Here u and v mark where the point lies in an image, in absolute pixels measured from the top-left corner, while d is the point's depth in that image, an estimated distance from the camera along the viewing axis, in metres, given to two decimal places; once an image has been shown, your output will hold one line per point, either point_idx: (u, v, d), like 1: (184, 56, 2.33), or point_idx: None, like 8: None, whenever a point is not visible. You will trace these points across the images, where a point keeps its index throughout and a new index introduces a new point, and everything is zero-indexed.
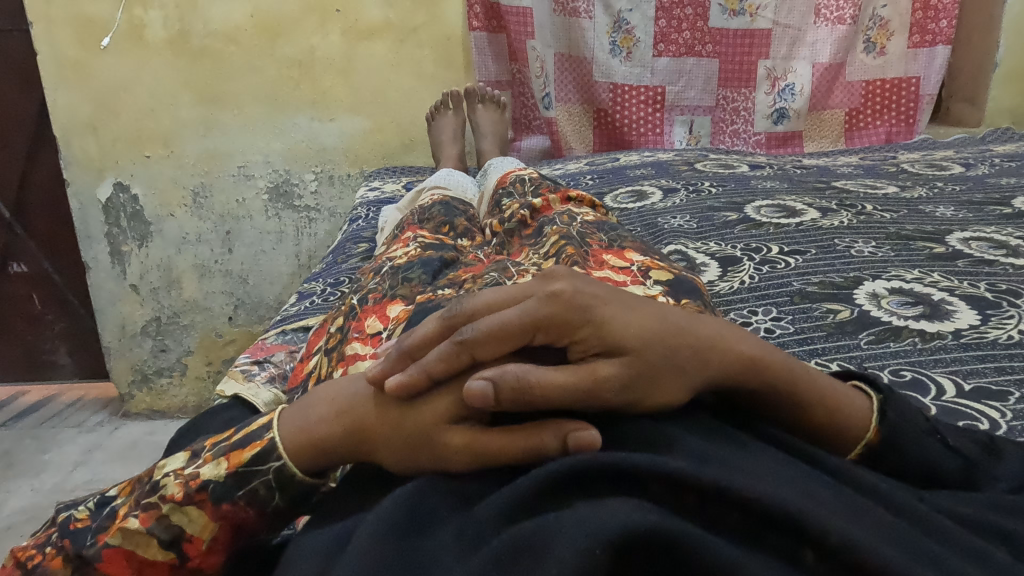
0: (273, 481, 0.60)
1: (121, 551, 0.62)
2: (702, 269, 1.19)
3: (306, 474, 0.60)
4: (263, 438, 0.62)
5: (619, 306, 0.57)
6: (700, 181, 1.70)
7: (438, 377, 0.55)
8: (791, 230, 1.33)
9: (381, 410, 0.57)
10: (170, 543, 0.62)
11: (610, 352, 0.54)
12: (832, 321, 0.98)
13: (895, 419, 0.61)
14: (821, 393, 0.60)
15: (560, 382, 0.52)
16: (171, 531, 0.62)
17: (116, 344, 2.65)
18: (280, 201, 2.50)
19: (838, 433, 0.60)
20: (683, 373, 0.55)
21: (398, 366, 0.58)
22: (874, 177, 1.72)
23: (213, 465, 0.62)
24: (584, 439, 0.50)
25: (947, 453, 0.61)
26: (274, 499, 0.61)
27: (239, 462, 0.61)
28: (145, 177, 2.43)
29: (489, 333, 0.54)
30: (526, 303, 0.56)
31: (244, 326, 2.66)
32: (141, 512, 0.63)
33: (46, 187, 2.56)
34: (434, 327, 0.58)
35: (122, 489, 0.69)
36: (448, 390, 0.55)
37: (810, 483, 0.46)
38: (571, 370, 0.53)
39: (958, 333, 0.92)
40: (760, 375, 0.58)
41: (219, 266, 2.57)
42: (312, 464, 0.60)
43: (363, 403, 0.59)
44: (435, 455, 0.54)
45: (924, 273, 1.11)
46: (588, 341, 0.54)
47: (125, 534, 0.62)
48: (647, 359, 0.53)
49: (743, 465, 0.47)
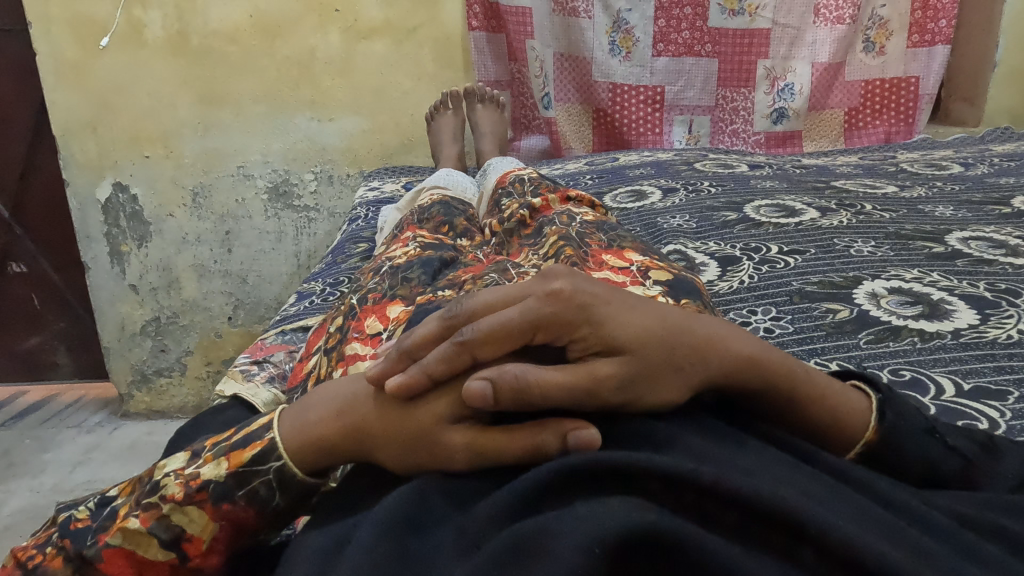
0: (273, 481, 0.60)
1: (121, 551, 0.62)
2: (702, 269, 1.19)
3: (306, 474, 0.60)
4: (264, 438, 0.62)
5: (619, 306, 0.57)
6: (699, 181, 1.70)
7: (437, 377, 0.55)
8: (790, 229, 1.33)
9: (381, 409, 0.57)
10: (171, 543, 0.62)
11: (610, 352, 0.54)
12: (831, 321, 0.98)
13: (894, 419, 0.61)
14: (820, 392, 0.60)
15: (559, 382, 0.52)
16: (171, 531, 0.62)
17: (116, 343, 2.65)
18: (280, 200, 2.50)
19: (838, 432, 0.60)
20: (682, 373, 0.55)
21: (397, 367, 0.58)
22: (873, 177, 1.72)
23: (213, 465, 0.62)
24: (584, 438, 0.50)
25: (948, 452, 0.61)
26: (274, 500, 0.61)
27: (239, 463, 0.61)
28: (144, 177, 2.43)
29: (488, 334, 0.54)
30: (525, 303, 0.56)
31: (244, 326, 2.66)
32: (142, 512, 0.63)
33: (46, 188, 2.56)
34: (433, 328, 0.58)
35: (122, 489, 0.69)
36: (448, 390, 0.55)
37: (810, 482, 0.46)
38: (571, 370, 0.53)
39: (957, 333, 0.92)
40: (759, 374, 0.58)
41: (218, 266, 2.57)
42: (312, 464, 0.60)
43: (363, 403, 0.59)
44: (435, 454, 0.54)
45: (924, 273, 1.11)
46: (588, 341, 0.54)
47: (126, 534, 0.62)
48: (646, 358, 0.53)
49: (742, 465, 0.47)
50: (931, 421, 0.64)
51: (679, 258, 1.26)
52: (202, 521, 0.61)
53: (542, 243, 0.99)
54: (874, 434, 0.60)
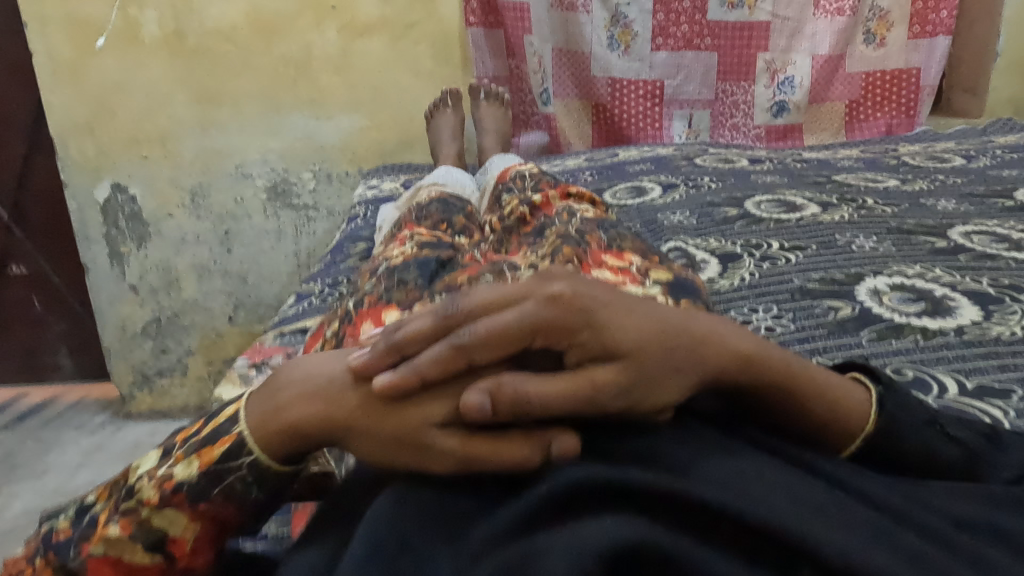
0: (248, 477, 0.60)
1: (107, 560, 0.61)
2: (703, 266, 1.18)
3: (281, 464, 0.60)
4: (231, 434, 0.61)
5: (619, 308, 0.56)
6: (699, 177, 1.69)
7: (429, 378, 0.55)
8: (791, 225, 1.32)
9: (364, 407, 0.56)
10: (155, 546, 0.61)
11: (607, 357, 0.53)
12: (833, 319, 0.97)
13: (894, 410, 0.61)
14: (819, 391, 0.59)
15: (555, 392, 0.52)
16: (153, 534, 0.61)
17: (117, 345, 2.65)
18: (279, 200, 2.50)
19: (835, 435, 0.59)
20: (678, 374, 0.54)
21: (385, 362, 0.57)
22: (875, 171, 1.71)
23: (185, 464, 0.62)
24: (568, 450, 0.51)
25: (947, 441, 0.60)
26: (252, 494, 0.61)
27: (211, 460, 0.61)
28: (142, 178, 2.42)
29: (485, 337, 0.54)
30: (525, 305, 0.55)
31: (244, 326, 2.66)
32: (121, 518, 0.62)
33: (45, 189, 2.56)
34: (427, 325, 0.57)
35: (100, 496, 0.68)
36: (440, 395, 0.55)
37: (803, 491, 0.46)
38: (568, 378, 0.52)
39: (960, 330, 0.92)
40: (755, 375, 0.57)
41: (218, 266, 2.56)
42: (286, 456, 0.60)
43: (343, 396, 0.58)
44: (418, 458, 0.54)
45: (926, 269, 1.10)
46: (587, 346, 0.54)
47: (109, 543, 0.61)
48: (644, 365, 0.53)
49: (731, 477, 0.47)
50: (932, 411, 0.63)
51: (679, 255, 1.24)
52: (184, 516, 0.61)
53: (542, 241, 0.98)
54: (868, 436, 0.59)
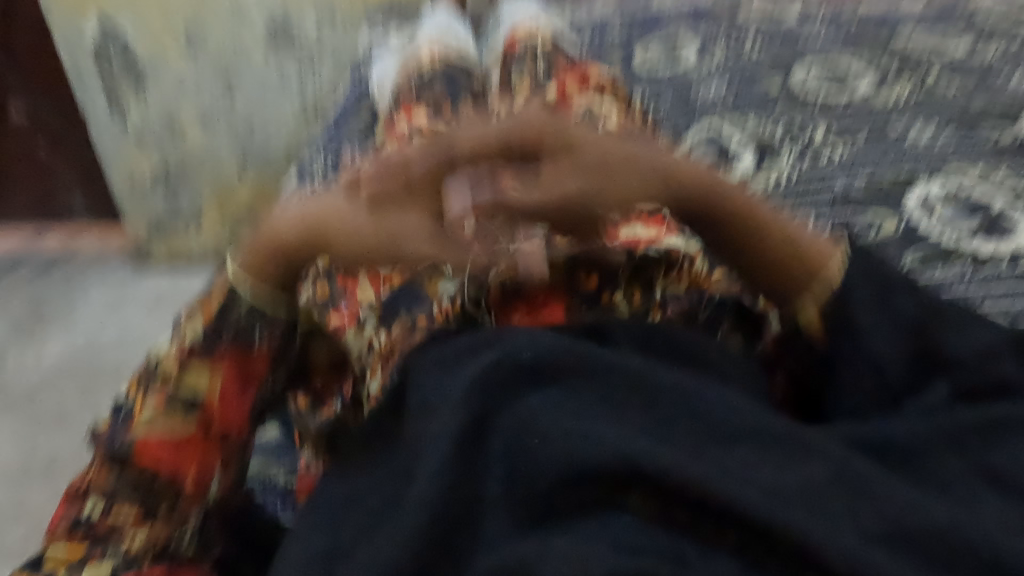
0: (248, 315, 0.75)
1: (151, 438, 0.76)
2: (737, 160, 1.08)
3: (276, 279, 0.74)
4: (221, 287, 0.76)
5: (583, 132, 0.78)
6: (742, 35, 1.50)
7: (423, 186, 0.75)
8: (841, 107, 1.19)
9: (352, 211, 0.74)
10: (193, 403, 0.78)
11: (570, 166, 0.76)
12: (876, 236, 0.89)
13: (861, 254, 0.75)
14: (745, 207, 0.78)
15: (532, 199, 0.74)
16: (188, 396, 0.77)
17: (126, 195, 2.60)
18: (279, 42, 2.30)
19: (789, 262, 0.75)
20: (633, 174, 0.77)
21: (381, 174, 0.76)
22: (943, 29, 1.50)
23: (190, 321, 0.77)
24: (535, 263, 0.75)
25: (960, 343, 0.70)
26: (255, 331, 0.76)
27: (211, 312, 0.76)
28: (129, 16, 2.23)
29: (473, 153, 0.76)
30: (506, 128, 0.78)
31: (254, 177, 2.58)
32: (153, 391, 0.77)
33: (27, 26, 2.37)
34: (421, 147, 0.78)
35: (127, 385, 0.80)
36: (425, 198, 0.75)
37: (798, 519, 0.54)
38: (543, 191, 0.75)
39: (1016, 257, 0.84)
40: (691, 187, 0.79)
41: (221, 115, 2.43)
42: (280, 268, 0.74)
43: (335, 208, 0.74)
44: (413, 250, 0.74)
45: (988, 173, 0.99)
46: (555, 153, 0.76)
47: (151, 420, 0.76)
48: (595, 164, 0.76)
49: (725, 477, 0.56)
50: (933, 300, 0.73)
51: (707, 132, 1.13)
52: (211, 368, 0.77)
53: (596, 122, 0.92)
54: (835, 277, 0.74)
